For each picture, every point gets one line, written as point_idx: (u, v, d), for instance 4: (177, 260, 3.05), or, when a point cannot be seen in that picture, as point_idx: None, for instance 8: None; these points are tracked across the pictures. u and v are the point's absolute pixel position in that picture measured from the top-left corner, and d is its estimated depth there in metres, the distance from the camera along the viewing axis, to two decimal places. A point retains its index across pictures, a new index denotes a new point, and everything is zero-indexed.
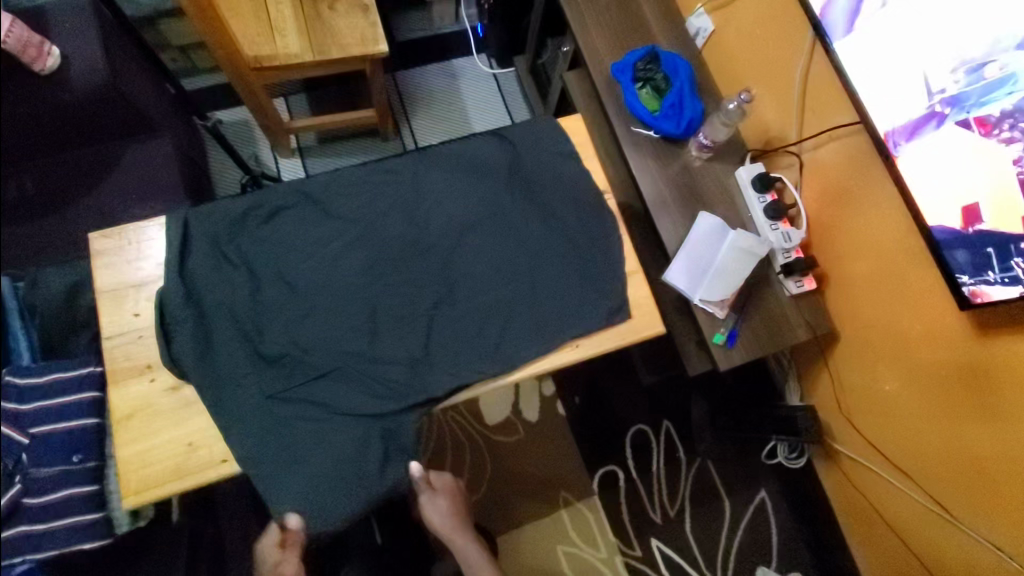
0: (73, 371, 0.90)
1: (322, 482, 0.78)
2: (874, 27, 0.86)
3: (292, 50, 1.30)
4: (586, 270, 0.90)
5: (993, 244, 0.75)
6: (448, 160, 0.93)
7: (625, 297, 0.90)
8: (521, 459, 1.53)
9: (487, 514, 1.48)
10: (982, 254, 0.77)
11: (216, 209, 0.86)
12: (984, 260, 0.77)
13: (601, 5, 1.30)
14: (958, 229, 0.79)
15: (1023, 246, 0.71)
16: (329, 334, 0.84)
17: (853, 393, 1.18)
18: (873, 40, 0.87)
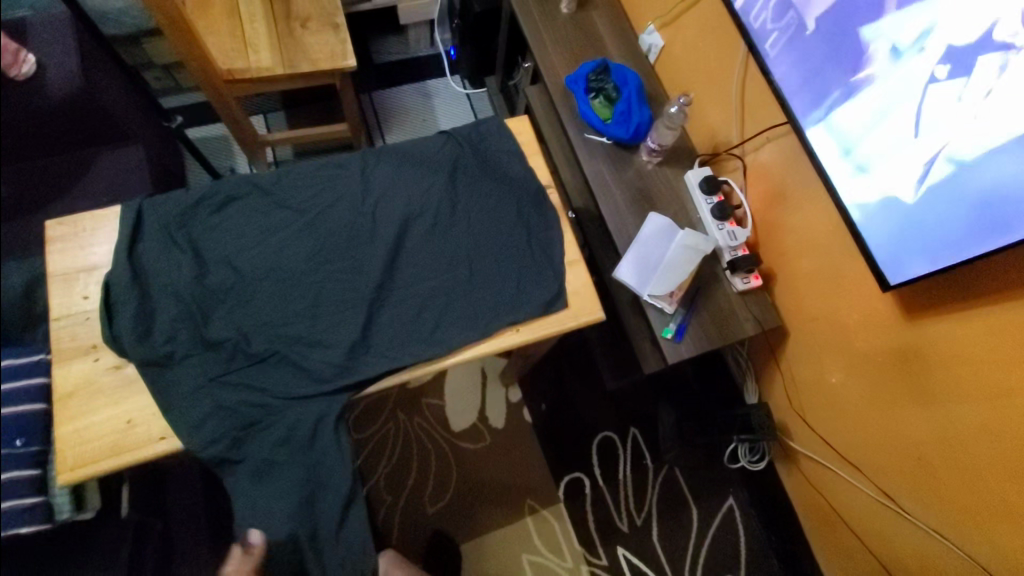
0: None
1: (261, 461, 0.80)
2: (782, 22, 0.94)
3: (264, 64, 1.37)
4: (526, 260, 0.94)
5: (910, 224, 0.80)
6: (395, 157, 0.99)
7: (563, 286, 0.93)
8: (485, 465, 1.52)
9: (450, 524, 1.46)
10: (899, 235, 0.82)
11: (168, 199, 0.91)
12: (902, 241, 0.82)
13: (558, 24, 1.37)
14: (879, 211, 0.85)
15: (934, 223, 0.77)
16: (271, 318, 0.87)
17: (803, 388, 1.20)
18: (783, 33, 0.94)
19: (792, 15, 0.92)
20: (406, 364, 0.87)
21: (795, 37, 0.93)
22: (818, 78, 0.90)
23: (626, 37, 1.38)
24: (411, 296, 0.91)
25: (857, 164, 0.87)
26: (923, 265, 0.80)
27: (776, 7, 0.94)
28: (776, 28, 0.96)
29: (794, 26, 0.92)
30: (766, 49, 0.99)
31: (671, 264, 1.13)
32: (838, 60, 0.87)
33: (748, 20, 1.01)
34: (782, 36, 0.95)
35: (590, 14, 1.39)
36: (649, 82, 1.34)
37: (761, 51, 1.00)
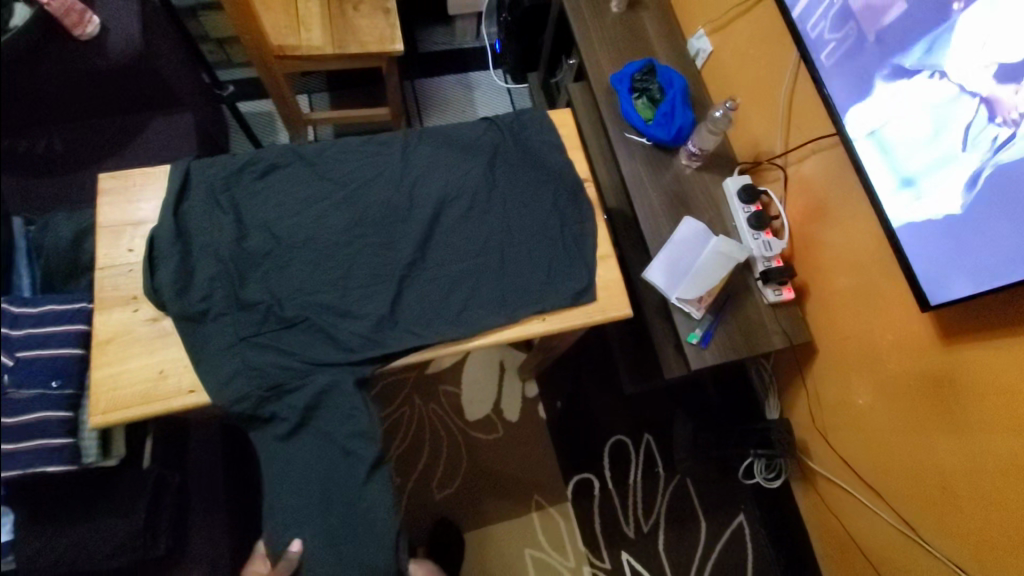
0: (66, 305, 0.96)
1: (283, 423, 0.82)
2: (840, 31, 0.93)
3: (315, 43, 1.40)
4: (557, 250, 0.94)
5: (958, 244, 0.78)
6: (437, 139, 1.00)
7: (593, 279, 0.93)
8: (496, 457, 1.52)
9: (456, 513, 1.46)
10: (944, 254, 0.80)
11: (216, 162, 0.94)
12: (946, 260, 0.80)
13: (607, 22, 1.37)
14: (923, 229, 0.82)
15: (983, 243, 0.75)
16: (303, 286, 0.89)
17: (828, 408, 1.18)
18: (841, 42, 0.93)
19: (852, 26, 0.91)
20: (431, 342, 0.87)
21: (852, 48, 0.91)
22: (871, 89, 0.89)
23: (675, 40, 1.37)
24: (440, 276, 0.91)
25: (903, 179, 0.85)
26: (968, 287, 0.78)
27: (835, 16, 0.93)
28: (834, 38, 0.94)
29: (853, 35, 0.91)
30: (821, 58, 0.97)
31: (701, 269, 1.12)
32: (896, 72, 0.85)
33: (804, 30, 1.00)
34: (840, 47, 0.94)
35: (640, 14, 1.39)
36: (695, 87, 1.32)
37: (815, 60, 0.98)
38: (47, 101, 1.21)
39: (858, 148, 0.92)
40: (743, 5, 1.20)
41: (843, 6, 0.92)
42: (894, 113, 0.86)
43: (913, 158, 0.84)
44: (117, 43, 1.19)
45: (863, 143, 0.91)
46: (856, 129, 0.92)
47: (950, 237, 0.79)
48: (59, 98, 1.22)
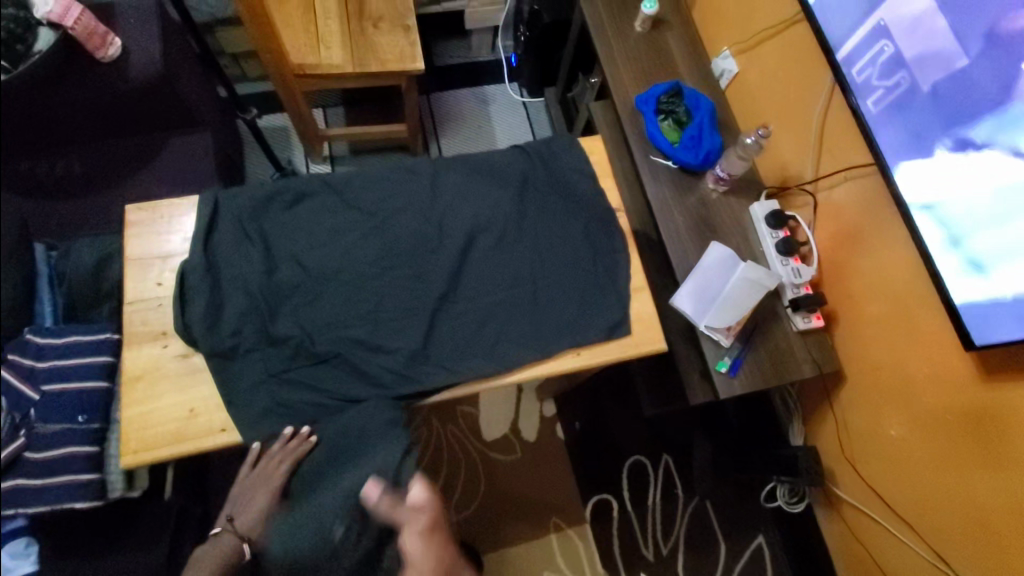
0: (91, 337, 0.95)
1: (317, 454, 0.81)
2: (890, 79, 0.91)
3: (334, 62, 1.38)
4: (590, 282, 0.93)
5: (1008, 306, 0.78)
6: (467, 167, 0.98)
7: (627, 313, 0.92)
8: (515, 479, 1.51)
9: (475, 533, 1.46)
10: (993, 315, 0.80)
11: (243, 192, 0.92)
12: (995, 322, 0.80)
13: (630, 42, 1.36)
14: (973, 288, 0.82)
15: None
16: (334, 320, 0.87)
17: (858, 437, 1.16)
18: (889, 91, 0.92)
19: (902, 76, 0.89)
20: (465, 378, 0.86)
21: (902, 98, 0.90)
22: (920, 140, 0.88)
23: (699, 60, 1.36)
24: (472, 310, 0.90)
25: (950, 237, 0.85)
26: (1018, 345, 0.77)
27: (885, 64, 0.92)
28: (881, 85, 0.93)
29: (903, 85, 0.89)
30: (867, 103, 0.96)
31: (730, 296, 1.10)
32: (949, 127, 0.84)
33: (850, 73, 0.98)
34: (888, 96, 0.92)
35: (664, 33, 1.37)
36: (720, 108, 1.31)
37: (860, 105, 0.97)
38: (67, 122, 1.20)
39: (905, 196, 0.90)
40: (772, 28, 1.19)
41: (895, 55, 0.90)
42: (946, 169, 0.84)
43: (965, 218, 0.82)
44: (137, 64, 1.17)
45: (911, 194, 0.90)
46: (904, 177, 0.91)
47: (1007, 304, 0.78)
48: (79, 119, 1.21)
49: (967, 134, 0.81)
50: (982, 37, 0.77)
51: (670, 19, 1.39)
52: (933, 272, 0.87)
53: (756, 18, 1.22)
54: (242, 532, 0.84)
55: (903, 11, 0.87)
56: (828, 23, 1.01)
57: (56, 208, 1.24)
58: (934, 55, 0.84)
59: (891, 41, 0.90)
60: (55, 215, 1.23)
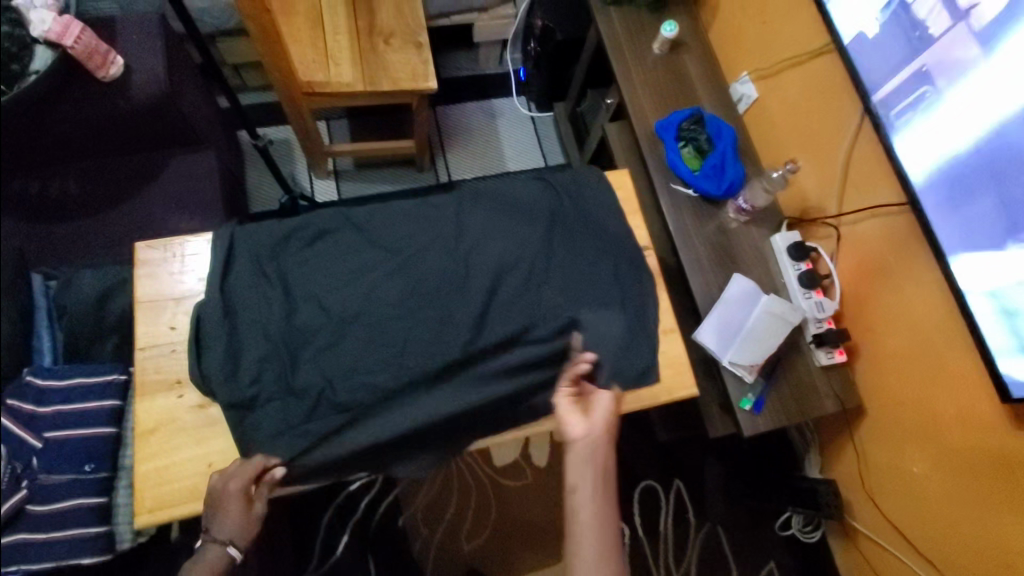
0: (97, 377, 0.92)
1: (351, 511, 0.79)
2: (929, 125, 0.90)
3: (344, 79, 1.33)
4: (620, 324, 0.90)
5: None
6: (492, 203, 0.95)
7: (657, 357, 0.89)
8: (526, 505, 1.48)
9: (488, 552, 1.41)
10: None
11: (259, 230, 0.89)
12: None
13: (649, 64, 1.33)
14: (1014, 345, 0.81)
15: None
16: (357, 365, 0.83)
17: (878, 471, 1.16)
18: (929, 136, 0.90)
19: (945, 121, 0.88)
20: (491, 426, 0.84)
21: (942, 145, 0.88)
22: (960, 189, 0.86)
23: (718, 84, 1.34)
24: (501, 354, 0.87)
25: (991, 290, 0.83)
26: None
27: (926, 110, 0.90)
28: (921, 130, 0.92)
29: (944, 131, 0.88)
30: (906, 146, 0.95)
31: (754, 331, 1.09)
32: (991, 178, 0.82)
33: (887, 116, 0.97)
34: (928, 141, 0.91)
35: (682, 56, 1.35)
36: (740, 135, 1.29)
37: (898, 148, 0.96)
38: (66, 142, 1.15)
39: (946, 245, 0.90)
40: (796, 57, 1.17)
41: (936, 100, 0.88)
42: (987, 221, 0.83)
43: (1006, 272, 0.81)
44: (140, 82, 1.12)
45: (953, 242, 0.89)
46: (944, 225, 0.90)
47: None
48: (78, 139, 1.15)
49: (1010, 186, 0.80)
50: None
51: (688, 41, 1.36)
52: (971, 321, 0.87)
53: (778, 45, 1.21)
54: (221, 537, 0.74)
55: (947, 55, 0.86)
56: (865, 64, 1.00)
57: (52, 231, 1.17)
58: (975, 104, 0.82)
59: (932, 86, 0.89)
60: (50, 239, 1.17)
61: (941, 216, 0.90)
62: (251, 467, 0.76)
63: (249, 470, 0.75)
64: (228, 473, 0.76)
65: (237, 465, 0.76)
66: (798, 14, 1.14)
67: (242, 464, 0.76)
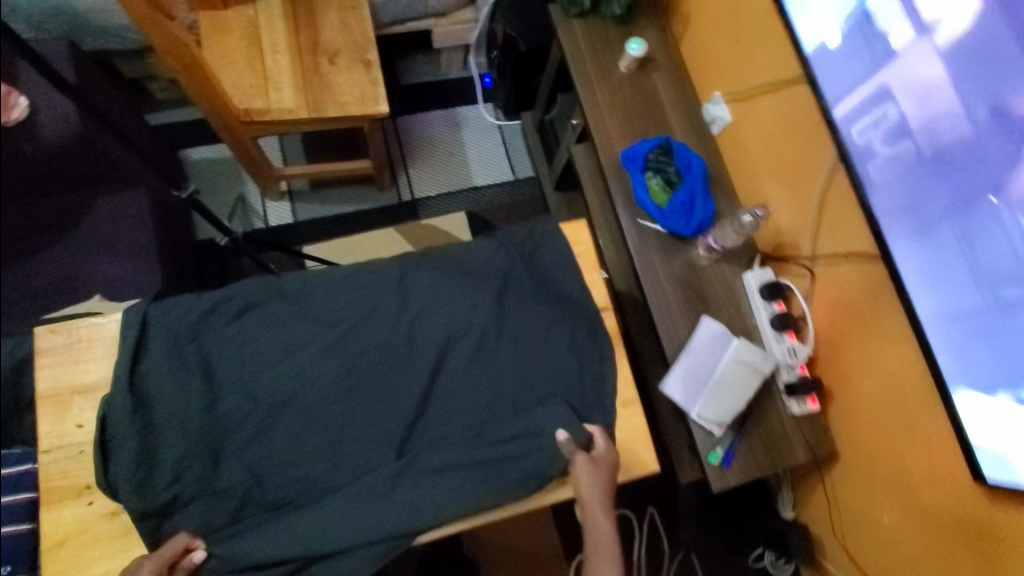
0: (15, 469, 1.02)
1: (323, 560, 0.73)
2: (891, 147, 0.83)
3: (286, 105, 1.22)
4: (572, 399, 0.85)
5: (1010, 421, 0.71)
6: (441, 265, 0.88)
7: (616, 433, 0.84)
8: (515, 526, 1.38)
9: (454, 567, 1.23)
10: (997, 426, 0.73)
11: (179, 304, 0.80)
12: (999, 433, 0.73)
13: (616, 83, 1.23)
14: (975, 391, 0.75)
15: None
16: (288, 456, 0.78)
17: (851, 517, 1.12)
18: (891, 160, 0.83)
19: (907, 144, 0.80)
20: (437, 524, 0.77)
21: (905, 171, 0.81)
22: (923, 221, 0.80)
23: (689, 106, 1.25)
24: (445, 435, 0.82)
25: (953, 333, 0.77)
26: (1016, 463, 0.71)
27: (888, 130, 0.83)
28: (884, 152, 0.84)
29: (907, 155, 0.80)
30: (868, 168, 0.87)
31: (723, 383, 1.03)
32: (955, 210, 0.75)
33: (850, 134, 0.90)
34: (891, 163, 0.83)
35: (651, 75, 1.25)
36: (710, 164, 1.21)
37: (861, 169, 0.89)
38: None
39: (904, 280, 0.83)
40: (769, 84, 1.09)
41: (898, 121, 0.81)
42: (948, 257, 0.76)
43: (970, 313, 0.75)
44: (49, 123, 1.03)
45: (913, 276, 0.82)
46: (905, 257, 0.83)
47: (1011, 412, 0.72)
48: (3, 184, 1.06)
49: (971, 221, 0.73)
50: (992, 117, 0.68)
51: (657, 59, 1.27)
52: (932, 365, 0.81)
53: (753, 69, 1.12)
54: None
55: (909, 72, 0.78)
56: (827, 78, 0.92)
57: None
58: (940, 128, 0.75)
59: (895, 105, 0.81)
60: None
61: (903, 247, 0.83)
62: (174, 544, 0.70)
63: (170, 548, 0.69)
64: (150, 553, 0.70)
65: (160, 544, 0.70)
66: (772, 39, 1.05)
67: (165, 542, 0.70)
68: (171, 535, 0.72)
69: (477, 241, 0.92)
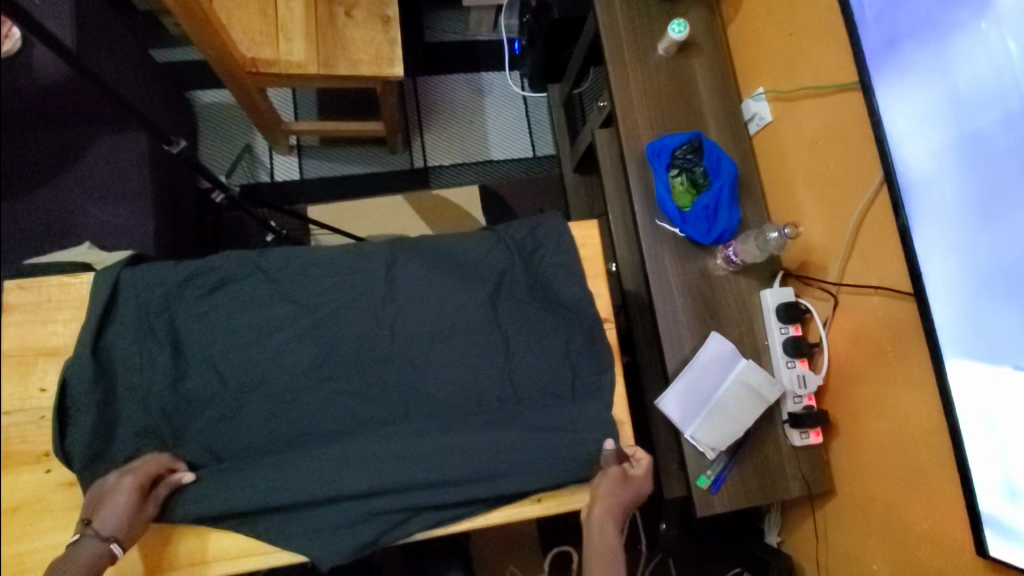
0: None
1: (296, 533, 0.74)
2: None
3: (295, 58, 1.15)
4: (544, 421, 0.80)
5: (972, 274, 0.72)
6: (428, 256, 0.84)
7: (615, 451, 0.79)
8: None
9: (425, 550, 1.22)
10: (958, 283, 0.74)
11: (150, 273, 0.78)
12: (957, 292, 0.74)
13: (651, 67, 1.13)
14: (942, 248, 0.75)
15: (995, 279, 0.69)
16: (254, 441, 0.77)
17: (837, 555, 1.07)
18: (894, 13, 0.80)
19: None
20: (403, 532, 0.75)
21: (907, 21, 0.78)
22: (915, 76, 0.77)
23: (728, 100, 1.14)
24: (392, 453, 0.76)
25: (928, 192, 0.77)
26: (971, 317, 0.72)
27: None
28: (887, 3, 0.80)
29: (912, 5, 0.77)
30: (867, 26, 0.83)
31: (723, 406, 0.97)
32: (951, 58, 0.73)
33: None
34: (892, 16, 0.80)
35: (691, 61, 1.14)
36: (743, 167, 1.12)
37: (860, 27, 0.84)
38: None
39: (911, 224, 0.79)
40: (817, 88, 0.99)
41: None
42: (938, 110, 0.75)
43: (948, 170, 0.74)
44: (41, 60, 1.02)
45: (921, 221, 0.78)
46: (917, 200, 0.78)
47: (984, 312, 0.71)
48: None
49: (965, 68, 0.71)
50: None
51: (700, 43, 1.16)
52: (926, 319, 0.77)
53: (804, 68, 1.01)
54: (103, 534, 0.68)
55: None
56: None
57: None
58: None
59: None
60: None
61: (916, 187, 0.78)
62: (156, 463, 0.73)
63: (151, 468, 0.72)
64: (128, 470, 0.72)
65: (138, 462, 0.72)
66: (830, 37, 0.95)
67: (144, 460, 0.73)
68: (147, 454, 0.74)
69: (470, 235, 0.87)
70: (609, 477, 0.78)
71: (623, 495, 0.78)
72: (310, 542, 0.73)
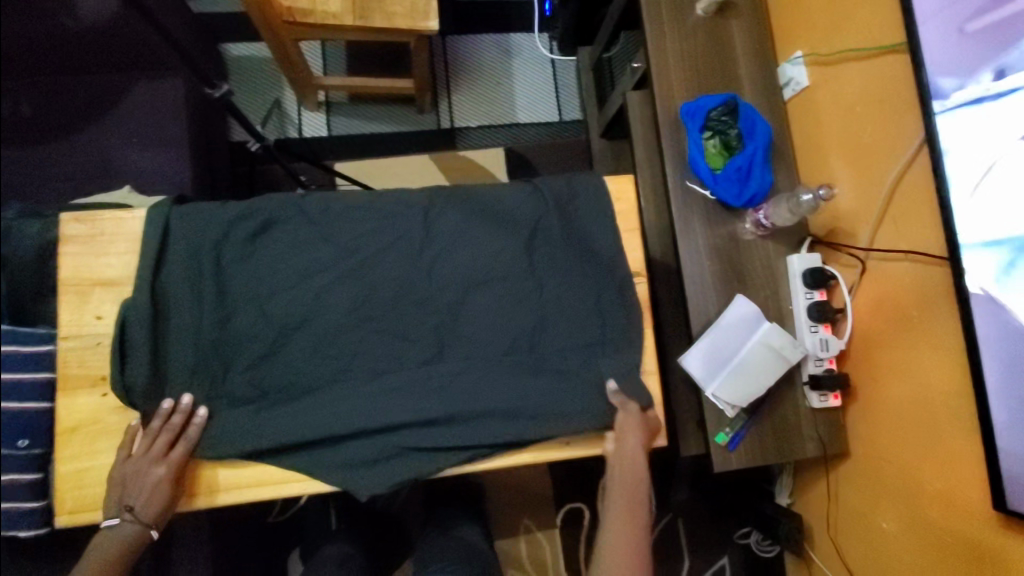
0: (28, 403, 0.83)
1: (337, 461, 0.78)
2: None
3: (331, 9, 1.15)
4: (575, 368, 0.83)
5: (975, 143, 0.76)
6: (464, 205, 0.86)
7: (642, 395, 0.83)
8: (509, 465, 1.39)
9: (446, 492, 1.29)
10: (963, 153, 0.77)
11: (197, 214, 0.81)
12: (959, 161, 0.78)
13: (689, 26, 1.12)
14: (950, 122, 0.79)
15: (993, 144, 0.73)
16: (298, 375, 0.81)
17: (848, 515, 1.10)
18: None
19: None
20: (437, 467, 0.79)
21: None
22: None
23: (765, 63, 1.13)
24: (426, 394, 0.80)
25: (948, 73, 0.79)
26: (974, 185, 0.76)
27: None
28: None
29: None
30: None
31: (746, 366, 0.99)
32: None
33: None
34: None
35: (729, 22, 1.13)
36: (777, 132, 1.12)
37: None
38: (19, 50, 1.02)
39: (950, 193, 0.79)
40: (860, 50, 0.98)
41: None
42: None
43: (964, 47, 0.76)
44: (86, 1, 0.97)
45: (961, 184, 0.78)
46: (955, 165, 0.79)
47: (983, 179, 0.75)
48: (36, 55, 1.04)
49: None
50: None
51: (739, 3, 1.14)
52: (959, 284, 0.78)
53: (846, 31, 1.00)
54: (145, 521, 0.74)
55: None
56: None
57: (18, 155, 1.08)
58: None
59: None
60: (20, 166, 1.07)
61: (955, 151, 0.78)
62: (177, 419, 0.77)
63: (188, 428, 0.77)
64: (155, 437, 0.77)
65: (173, 428, 0.77)
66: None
67: (179, 422, 0.77)
68: (180, 420, 0.78)
69: (504, 188, 0.88)
70: (630, 412, 0.82)
71: (645, 427, 0.83)
72: (353, 465, 0.78)
